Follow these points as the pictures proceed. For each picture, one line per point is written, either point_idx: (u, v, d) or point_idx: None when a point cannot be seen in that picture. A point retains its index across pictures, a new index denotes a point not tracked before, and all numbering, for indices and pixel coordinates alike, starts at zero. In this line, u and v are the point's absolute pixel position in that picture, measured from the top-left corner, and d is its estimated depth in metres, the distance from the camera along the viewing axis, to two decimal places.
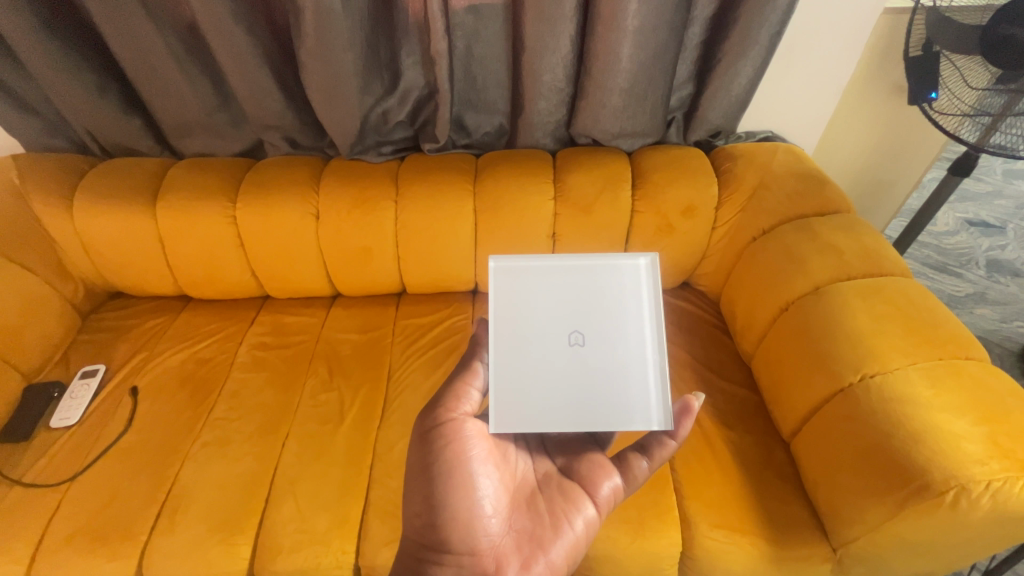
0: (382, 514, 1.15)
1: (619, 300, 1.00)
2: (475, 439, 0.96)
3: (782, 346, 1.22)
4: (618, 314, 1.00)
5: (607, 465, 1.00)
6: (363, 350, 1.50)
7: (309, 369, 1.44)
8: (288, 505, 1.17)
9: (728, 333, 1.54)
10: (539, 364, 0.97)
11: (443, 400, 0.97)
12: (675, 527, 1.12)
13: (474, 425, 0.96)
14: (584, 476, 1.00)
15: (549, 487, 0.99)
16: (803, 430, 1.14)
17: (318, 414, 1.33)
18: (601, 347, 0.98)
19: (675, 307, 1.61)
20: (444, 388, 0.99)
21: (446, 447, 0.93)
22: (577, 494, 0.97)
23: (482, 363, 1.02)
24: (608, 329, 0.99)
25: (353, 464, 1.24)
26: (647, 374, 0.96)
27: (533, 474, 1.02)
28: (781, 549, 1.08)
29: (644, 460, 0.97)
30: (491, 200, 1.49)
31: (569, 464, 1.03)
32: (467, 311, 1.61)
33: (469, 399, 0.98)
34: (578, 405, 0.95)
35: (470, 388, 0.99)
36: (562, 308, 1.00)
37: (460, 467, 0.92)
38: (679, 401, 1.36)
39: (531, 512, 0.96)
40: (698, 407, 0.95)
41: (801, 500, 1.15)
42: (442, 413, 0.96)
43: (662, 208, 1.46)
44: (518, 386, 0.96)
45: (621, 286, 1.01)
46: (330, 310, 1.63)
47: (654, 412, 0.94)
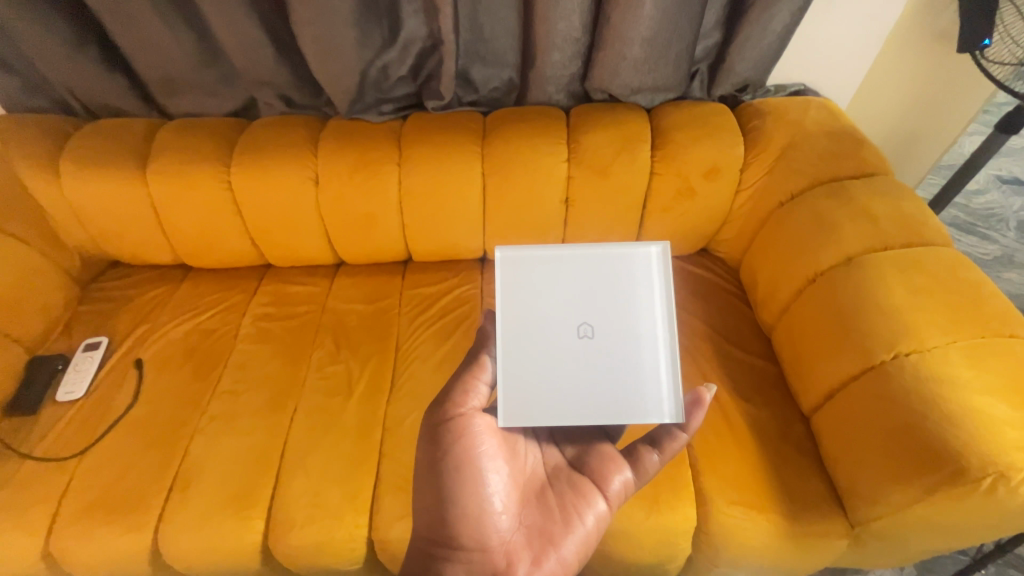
0: (395, 489, 1.14)
1: (624, 292, 1.04)
2: (483, 433, 1.00)
3: (808, 320, 1.15)
4: (623, 306, 1.04)
5: (617, 458, 1.05)
6: (370, 321, 1.45)
7: (315, 340, 1.41)
8: (299, 479, 1.16)
9: (747, 302, 1.48)
10: (549, 358, 1.02)
11: (452, 396, 1.01)
12: (690, 502, 1.11)
13: (482, 420, 1.00)
14: (593, 470, 1.04)
15: (559, 482, 1.04)
16: (827, 406, 1.10)
17: (326, 387, 1.30)
18: (609, 341, 1.03)
19: (692, 274, 1.54)
20: (454, 383, 1.03)
21: (456, 440, 0.97)
22: (587, 490, 1.02)
23: (489, 358, 1.05)
24: (616, 322, 1.04)
25: (364, 438, 1.22)
26: (656, 365, 1.02)
27: (542, 467, 1.06)
28: (799, 525, 1.07)
29: (655, 453, 1.02)
30: (500, 163, 1.40)
31: (578, 457, 1.07)
32: (476, 279, 1.55)
33: (478, 393, 1.02)
34: (588, 399, 1.01)
35: (479, 381, 1.03)
36: (570, 303, 1.04)
37: (471, 462, 0.97)
38: (694, 373, 1.32)
39: (541, 506, 1.01)
40: (709, 399, 1.00)
41: (821, 476, 1.13)
42: (452, 406, 1.00)
43: (684, 169, 1.36)
44: (531, 382, 1.01)
45: (626, 277, 1.05)
46: (334, 278, 1.57)
47: (666, 403, 1.00)
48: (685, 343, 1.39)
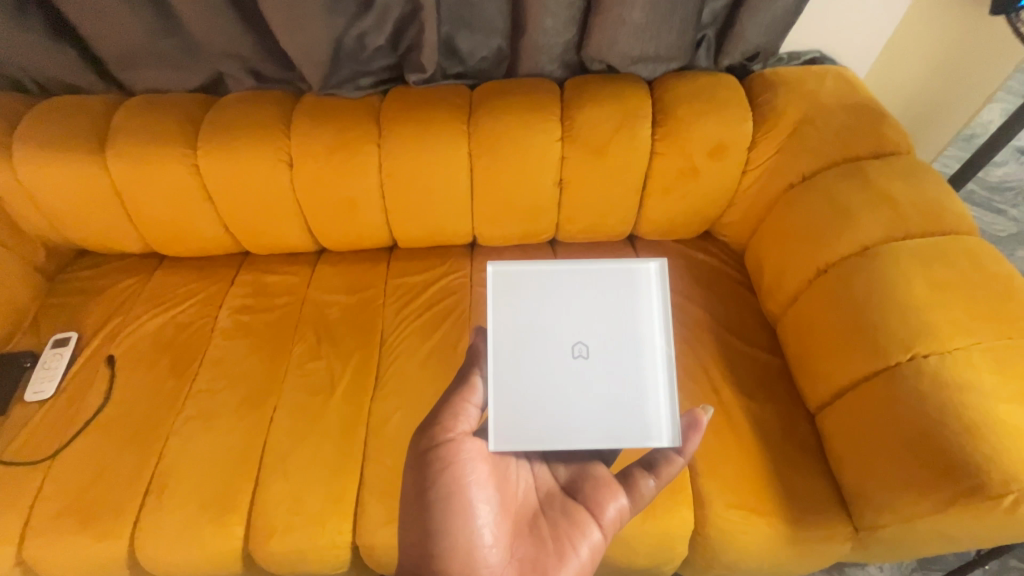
0: (380, 494, 1.10)
1: (621, 310, 1.02)
2: (473, 459, 1.00)
3: (817, 314, 1.08)
4: (621, 325, 1.02)
5: (611, 485, 1.03)
6: (353, 313, 1.38)
7: (296, 334, 1.34)
8: (280, 483, 1.11)
9: (751, 289, 1.40)
10: (544, 378, 1.00)
11: (442, 420, 1.01)
12: (688, 505, 1.06)
13: (471, 445, 1.00)
14: (586, 497, 1.02)
15: (551, 510, 1.02)
16: (833, 406, 1.04)
17: (307, 385, 1.24)
18: (606, 361, 1.01)
19: (694, 259, 1.46)
20: (444, 406, 1.03)
21: (445, 467, 0.97)
22: (581, 518, 1.00)
23: (480, 379, 1.04)
24: (612, 341, 1.01)
25: (347, 440, 1.16)
26: (653, 386, 0.99)
27: (534, 494, 1.05)
28: (800, 529, 1.03)
29: (650, 478, 1.01)
30: (488, 143, 1.29)
31: (571, 483, 1.06)
32: (465, 267, 1.47)
33: (467, 416, 1.01)
34: (584, 421, 0.98)
35: (468, 404, 1.02)
36: (565, 321, 1.02)
37: (460, 489, 0.97)
38: (694, 368, 1.25)
39: (533, 535, 0.99)
40: (705, 420, 1.01)
41: (825, 477, 1.08)
42: (441, 431, 1.00)
43: (687, 148, 1.26)
44: (525, 402, 0.98)
45: (624, 295, 1.03)
46: (316, 267, 1.49)
47: (663, 427, 0.97)
48: (685, 335, 1.31)
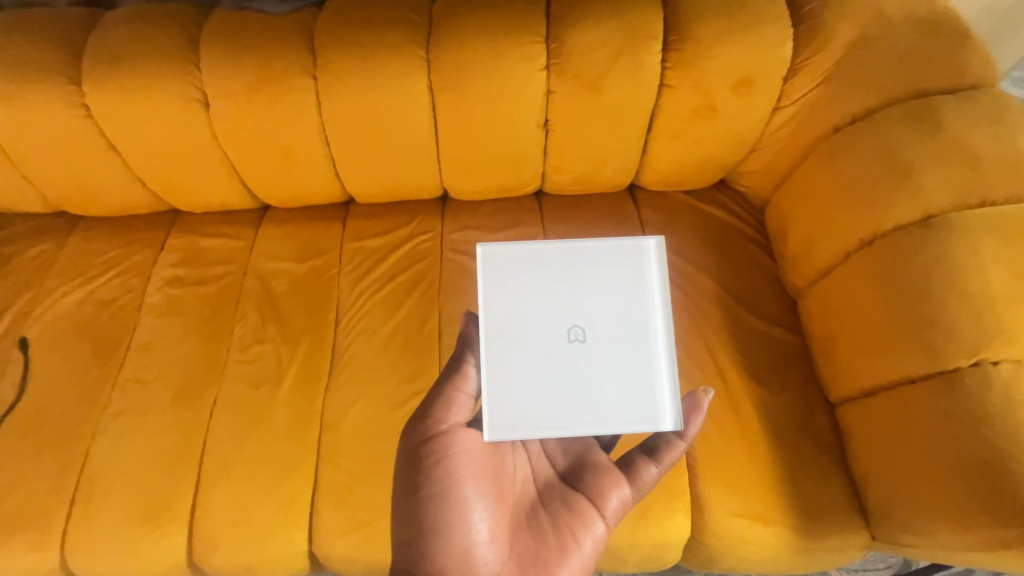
0: (335, 500, 0.97)
1: (625, 283, 0.84)
2: (466, 452, 0.85)
3: (856, 298, 0.90)
4: (626, 299, 0.83)
5: (612, 472, 0.88)
6: (303, 286, 1.18)
7: (237, 311, 1.15)
8: (223, 489, 0.98)
9: (770, 252, 1.19)
10: (531, 361, 0.81)
11: (428, 411, 0.86)
12: (684, 512, 0.94)
13: (463, 437, 0.84)
14: (588, 485, 0.88)
15: (551, 500, 0.88)
16: (864, 404, 0.91)
17: (251, 373, 1.08)
18: (606, 341, 0.82)
19: (703, 216, 1.23)
20: (433, 395, 0.87)
21: (435, 463, 0.83)
22: (585, 509, 0.85)
23: (472, 365, 0.86)
24: (608, 319, 0.83)
25: (298, 438, 1.02)
26: (655, 368, 0.81)
27: (533, 482, 0.90)
28: (808, 540, 0.91)
29: (651, 466, 0.86)
30: (453, 76, 1.02)
31: (572, 470, 0.91)
32: (434, 226, 1.25)
33: (459, 407, 0.85)
34: (578, 409, 0.80)
35: (460, 393, 0.85)
36: (560, 295, 0.83)
37: (449, 485, 0.83)
38: (700, 349, 1.08)
39: (533, 529, 0.85)
40: (706, 402, 0.85)
41: (841, 480, 0.95)
42: (430, 423, 0.85)
43: (704, 80, 0.99)
44: (507, 388, 0.80)
45: (622, 266, 0.84)
46: (260, 227, 1.27)
47: (665, 409, 0.80)
48: (690, 309, 1.12)
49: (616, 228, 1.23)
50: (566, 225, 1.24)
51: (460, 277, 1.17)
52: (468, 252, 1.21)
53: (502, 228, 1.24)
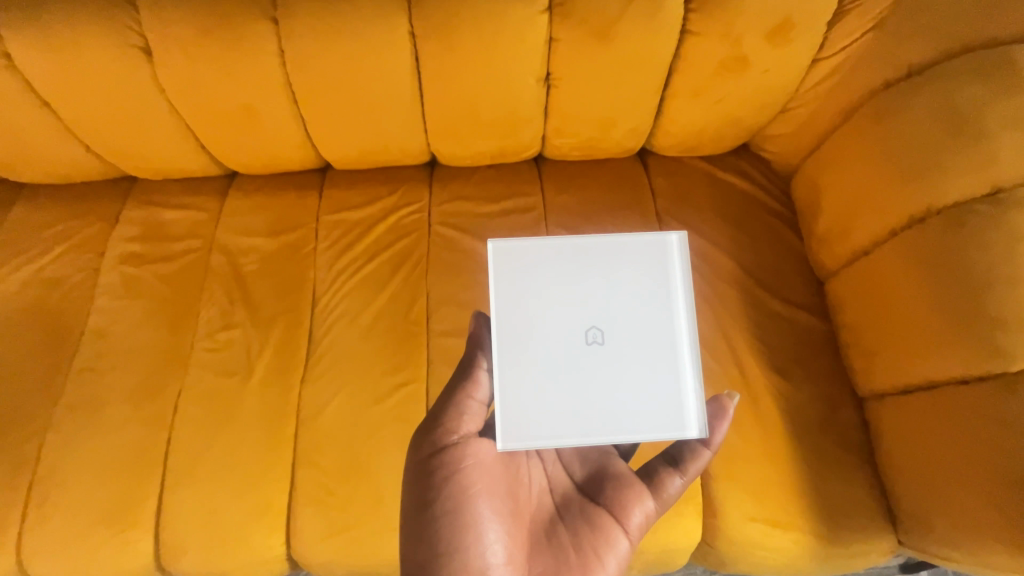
0: (314, 502, 0.89)
1: (646, 275, 0.73)
2: (478, 466, 0.75)
3: (907, 283, 0.80)
4: (648, 293, 0.73)
5: (635, 483, 0.79)
6: (275, 264, 1.06)
7: (202, 293, 1.04)
8: (191, 490, 0.90)
9: (795, 226, 1.07)
10: (540, 364, 0.70)
11: (436, 421, 0.76)
12: (695, 515, 0.86)
13: (474, 449, 0.75)
14: (611, 498, 0.78)
15: (571, 516, 0.78)
16: (906, 399, 0.82)
17: (219, 363, 0.97)
18: (626, 341, 0.72)
19: (722, 186, 1.11)
20: (441, 402, 0.78)
21: (445, 478, 0.73)
22: (611, 525, 0.76)
23: (484, 369, 0.78)
24: (627, 318, 0.72)
25: (272, 435, 0.93)
26: (679, 371, 0.71)
27: (550, 494, 0.81)
28: (829, 546, 0.84)
29: (677, 477, 0.77)
30: (439, 20, 0.87)
31: (592, 482, 0.82)
32: (421, 196, 1.12)
33: (471, 415, 0.76)
34: (591, 415, 0.69)
35: (471, 400, 0.77)
36: (573, 290, 0.73)
37: (461, 503, 0.73)
38: (716, 335, 0.97)
39: (554, 548, 0.76)
40: (732, 408, 0.76)
41: (867, 482, 0.87)
42: (440, 435, 0.75)
43: (734, 26, 0.85)
44: (512, 395, 0.69)
45: (644, 261, 0.74)
46: (226, 197, 1.14)
47: (689, 415, 0.69)
48: (706, 291, 1.01)
49: (624, 199, 1.11)
50: (569, 196, 1.12)
51: (450, 255, 1.05)
52: (458, 226, 1.08)
53: (497, 199, 1.12)
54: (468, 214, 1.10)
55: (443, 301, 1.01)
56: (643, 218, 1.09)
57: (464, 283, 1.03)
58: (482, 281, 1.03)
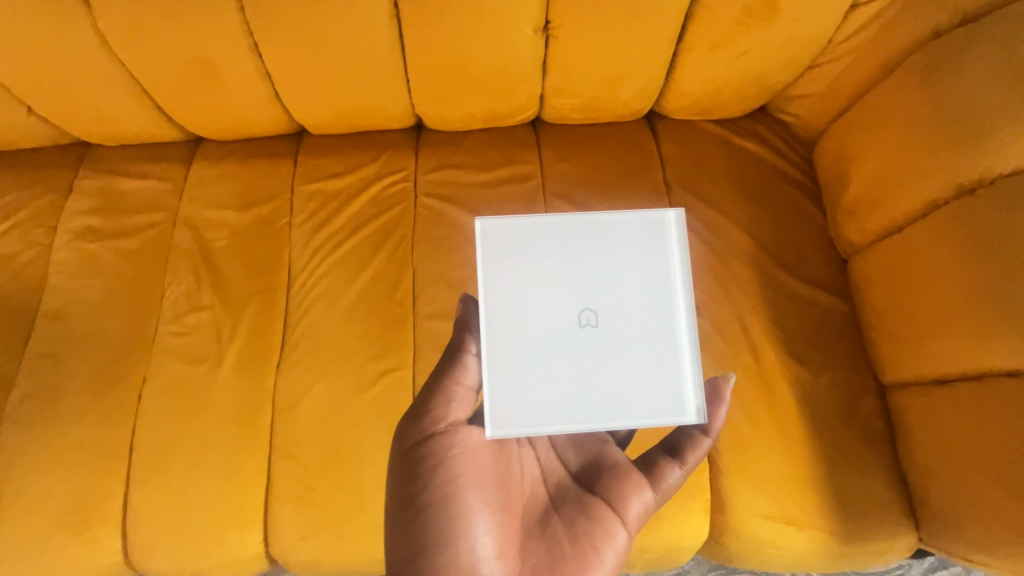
0: (293, 498, 0.82)
1: (643, 246, 0.65)
2: (465, 456, 0.68)
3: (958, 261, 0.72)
4: (646, 266, 0.65)
5: (634, 472, 0.72)
6: (246, 239, 0.97)
7: (167, 271, 0.95)
8: (159, 486, 0.83)
9: (817, 197, 0.98)
10: (526, 346, 0.62)
11: (420, 409, 0.70)
12: (703, 511, 0.80)
13: (461, 438, 0.69)
14: (608, 487, 0.72)
15: (566, 507, 0.71)
16: (946, 389, 0.75)
17: (187, 348, 0.89)
18: (622, 320, 0.64)
19: (738, 153, 1.01)
20: (427, 389, 0.71)
21: (429, 471, 0.67)
22: (609, 518, 0.69)
23: (473, 353, 0.71)
24: (621, 297, 0.64)
25: (246, 426, 0.85)
26: (677, 353, 0.63)
27: (543, 484, 0.74)
28: (846, 545, 0.78)
29: (676, 466, 0.71)
30: None
31: (589, 471, 0.74)
32: (406, 164, 1.02)
33: (458, 403, 0.70)
34: (579, 402, 0.62)
35: (459, 386, 0.70)
36: (563, 264, 0.64)
37: (445, 497, 0.66)
38: (729, 318, 0.89)
39: (547, 541, 0.69)
40: (728, 390, 0.71)
41: (888, 475, 0.80)
42: (425, 423, 0.69)
43: None
44: (494, 378, 0.61)
45: (639, 236, 0.66)
46: (192, 164, 1.03)
47: (688, 398, 0.62)
48: (718, 269, 0.93)
49: (630, 167, 1.01)
50: (569, 163, 1.01)
51: (439, 229, 0.96)
52: (448, 198, 0.99)
53: (490, 167, 1.01)
54: (459, 184, 1.00)
55: (432, 280, 0.92)
56: (651, 189, 0.99)
57: (455, 261, 0.94)
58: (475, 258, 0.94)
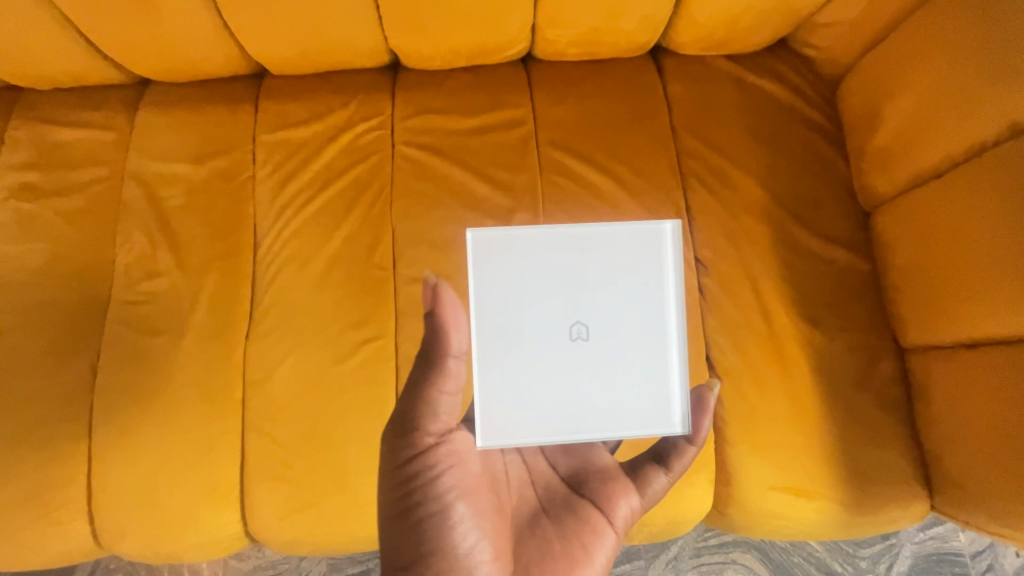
0: (270, 477, 0.77)
1: (637, 253, 0.60)
2: (455, 467, 0.62)
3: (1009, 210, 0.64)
4: (640, 277, 0.61)
5: (620, 476, 0.69)
6: (204, 197, 0.86)
7: (117, 234, 0.85)
8: (125, 467, 0.77)
9: (839, 143, 0.89)
10: (514, 361, 0.59)
11: (405, 418, 0.63)
12: (706, 484, 0.76)
13: (450, 447, 0.63)
14: (597, 493, 0.68)
15: (557, 512, 0.67)
16: (975, 353, 0.70)
17: (145, 318, 0.81)
18: (613, 333, 0.60)
19: (752, 95, 0.90)
20: (407, 396, 0.63)
21: (411, 485, 0.61)
22: (603, 523, 0.66)
23: (456, 356, 0.62)
24: (615, 311, 0.60)
25: (215, 402, 0.79)
26: (668, 369, 0.60)
27: (532, 488, 0.69)
28: (855, 515, 0.74)
29: (661, 471, 0.68)
30: None
31: (578, 474, 0.70)
32: (381, 108, 0.90)
33: (445, 411, 0.62)
34: (565, 413, 0.59)
35: (442, 394, 0.62)
36: (553, 275, 0.60)
37: (433, 512, 0.60)
38: (739, 278, 0.82)
39: (542, 550, 0.64)
40: (712, 400, 0.66)
41: (902, 443, 0.76)
42: (411, 434, 0.62)
43: None
44: (480, 396, 0.59)
45: (637, 251, 0.61)
46: (138, 111, 0.91)
47: (674, 411, 0.60)
48: (728, 225, 0.84)
49: (632, 111, 0.90)
50: (564, 107, 0.91)
51: (420, 183, 0.86)
52: (429, 147, 0.88)
53: (476, 112, 0.90)
54: (441, 132, 0.89)
55: (413, 240, 0.84)
56: (655, 135, 0.89)
57: (438, 219, 0.85)
58: (460, 215, 0.85)
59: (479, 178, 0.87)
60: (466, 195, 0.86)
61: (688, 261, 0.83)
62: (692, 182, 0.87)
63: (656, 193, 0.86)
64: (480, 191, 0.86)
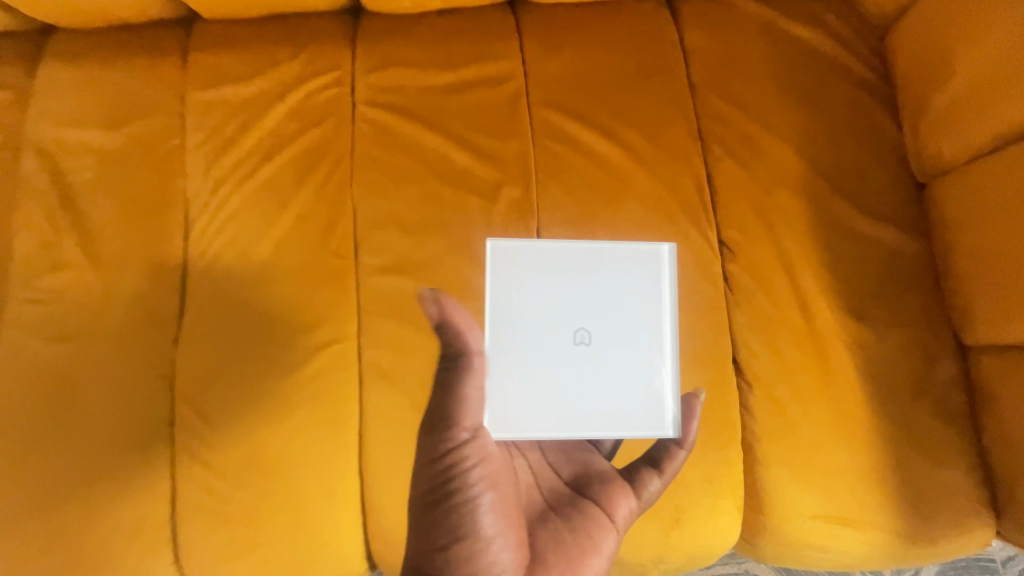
0: (207, 513, 0.63)
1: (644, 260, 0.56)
2: (481, 466, 0.54)
3: None
4: (642, 293, 0.55)
5: (618, 477, 0.61)
6: (120, 171, 0.70)
7: (13, 217, 0.69)
8: (26, 503, 0.63)
9: (888, 101, 0.75)
10: (512, 368, 0.54)
11: (434, 412, 0.54)
12: (733, 511, 0.63)
13: (478, 449, 0.53)
14: (601, 495, 0.59)
15: (568, 513, 0.58)
16: None
17: (48, 321, 0.66)
18: (619, 340, 0.55)
19: (787, 43, 0.76)
20: (436, 394, 0.55)
21: (434, 495, 0.53)
22: (607, 525, 0.58)
23: (479, 351, 0.53)
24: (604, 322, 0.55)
25: (137, 422, 0.64)
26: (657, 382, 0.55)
27: (537, 490, 0.59)
28: (908, 545, 0.63)
29: (654, 475, 0.60)
30: None
31: (584, 474, 0.61)
32: (338, 60, 0.74)
33: (479, 411, 0.53)
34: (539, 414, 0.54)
35: (474, 396, 0.53)
36: (557, 280, 0.55)
37: (451, 510, 0.52)
38: (771, 264, 0.68)
39: (557, 554, 0.55)
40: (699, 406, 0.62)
41: (964, 460, 0.64)
42: (442, 433, 0.53)
43: None
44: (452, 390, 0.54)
45: (636, 271, 0.56)
46: (38, 65, 0.74)
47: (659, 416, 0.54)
48: (757, 200, 0.70)
49: (643, 63, 0.75)
50: (561, 59, 0.75)
51: (386, 152, 0.71)
52: (397, 108, 0.72)
53: (454, 64, 0.74)
54: (412, 89, 0.73)
55: (379, 222, 0.69)
56: (670, 93, 0.75)
57: (409, 195, 0.70)
58: (435, 191, 0.70)
59: (459, 145, 0.71)
60: (443, 165, 0.71)
61: (712, 245, 0.69)
62: (716, 148, 0.73)
63: (673, 162, 0.72)
64: (460, 161, 0.71)
